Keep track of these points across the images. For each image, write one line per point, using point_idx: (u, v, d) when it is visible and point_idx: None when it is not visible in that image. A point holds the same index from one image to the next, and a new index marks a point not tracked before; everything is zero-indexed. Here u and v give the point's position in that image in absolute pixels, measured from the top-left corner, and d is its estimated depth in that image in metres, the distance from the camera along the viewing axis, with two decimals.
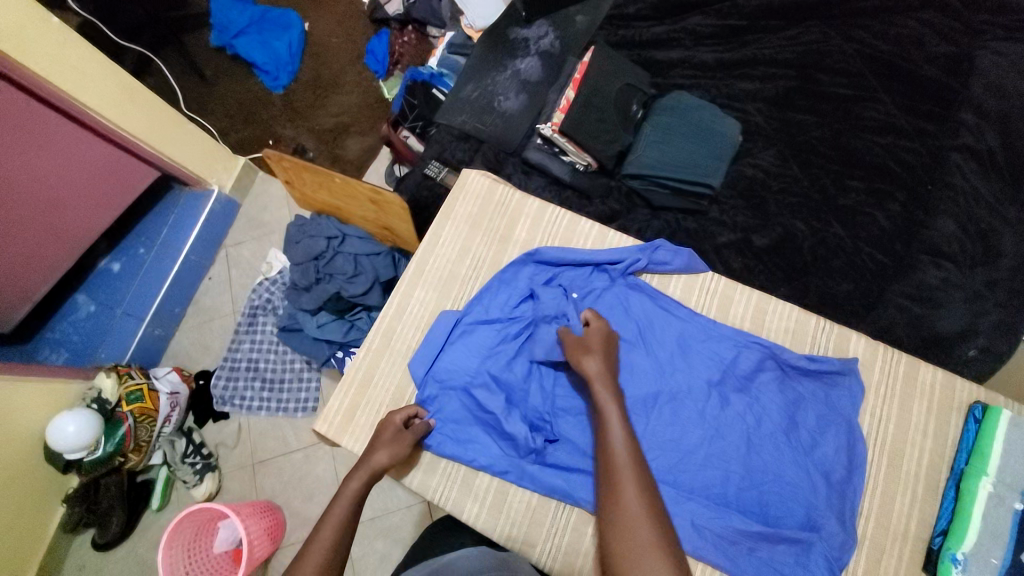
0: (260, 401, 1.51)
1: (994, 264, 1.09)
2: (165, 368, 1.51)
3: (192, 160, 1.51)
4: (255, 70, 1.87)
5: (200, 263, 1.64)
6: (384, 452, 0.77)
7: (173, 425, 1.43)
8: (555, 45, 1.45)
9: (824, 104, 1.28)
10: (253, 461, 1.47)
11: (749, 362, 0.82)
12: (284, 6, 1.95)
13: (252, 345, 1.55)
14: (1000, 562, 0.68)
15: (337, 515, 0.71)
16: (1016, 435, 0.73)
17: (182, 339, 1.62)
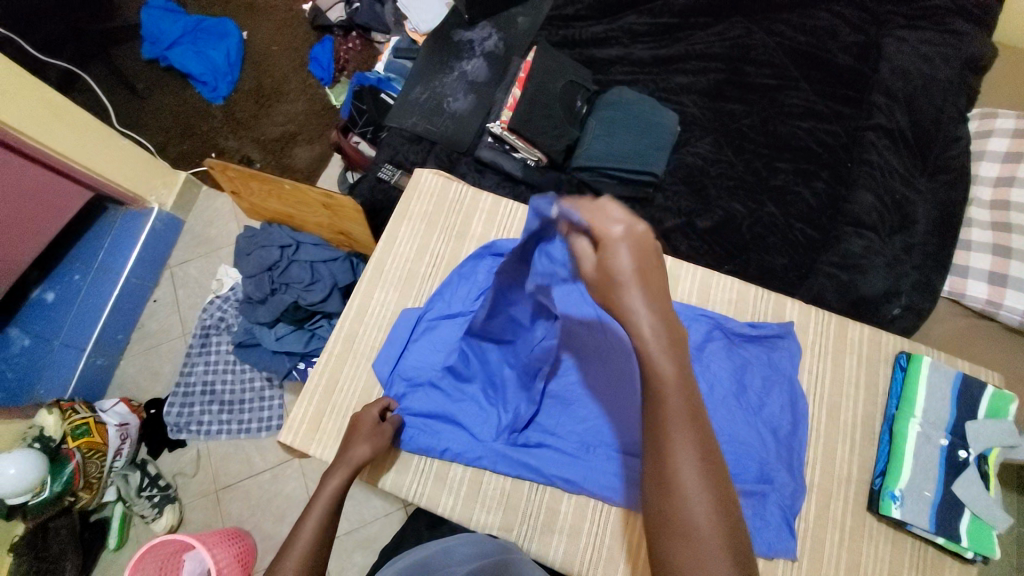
0: (220, 424, 1.46)
1: (910, 230, 1.22)
2: (111, 400, 1.44)
3: (128, 176, 1.45)
4: (192, 81, 1.81)
5: (143, 285, 1.57)
6: (363, 445, 0.76)
7: (125, 458, 1.38)
8: (499, 46, 1.48)
9: (751, 94, 1.39)
10: (215, 488, 1.42)
11: (698, 334, 0.88)
12: (218, 14, 1.90)
13: (207, 365, 1.49)
14: (933, 494, 0.77)
15: (317, 515, 0.69)
16: (936, 378, 0.82)
17: (129, 366, 1.54)
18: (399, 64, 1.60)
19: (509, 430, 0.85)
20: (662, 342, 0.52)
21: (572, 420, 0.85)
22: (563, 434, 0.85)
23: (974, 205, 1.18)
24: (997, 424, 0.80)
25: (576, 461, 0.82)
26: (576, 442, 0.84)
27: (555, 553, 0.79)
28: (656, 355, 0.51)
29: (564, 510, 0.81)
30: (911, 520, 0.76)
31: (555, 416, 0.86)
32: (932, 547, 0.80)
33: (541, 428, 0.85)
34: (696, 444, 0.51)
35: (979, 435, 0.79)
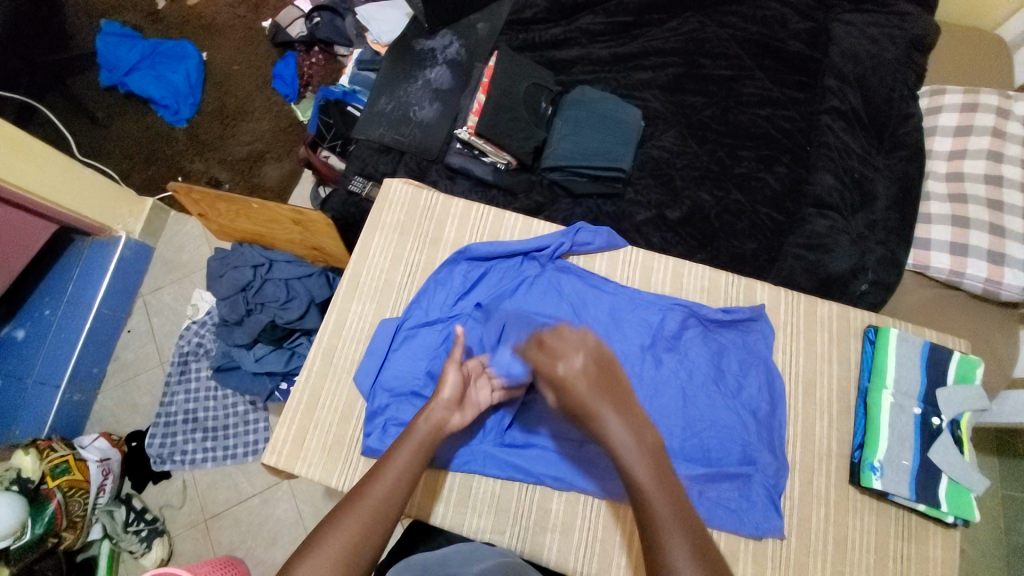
0: (205, 452, 1.43)
1: (871, 207, 1.26)
2: (90, 436, 1.40)
3: (94, 207, 1.42)
4: (153, 105, 1.77)
5: (116, 316, 1.53)
6: (444, 397, 0.78)
7: (109, 494, 1.34)
8: (461, 53, 1.49)
9: (709, 85, 1.42)
10: (204, 517, 1.39)
11: (673, 323, 0.90)
12: (175, 35, 1.86)
13: (186, 394, 1.45)
14: (911, 462, 0.80)
15: (401, 459, 0.71)
16: (904, 349, 0.85)
17: (108, 400, 1.50)
18: (363, 76, 1.59)
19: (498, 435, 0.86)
20: (632, 441, 0.69)
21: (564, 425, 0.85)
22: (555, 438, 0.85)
23: (931, 179, 1.25)
24: (966, 389, 0.83)
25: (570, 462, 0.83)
26: (569, 447, 0.84)
27: (550, 552, 0.80)
28: (630, 461, 0.68)
29: (555, 507, 0.82)
30: (891, 489, 0.78)
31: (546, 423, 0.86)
32: (914, 514, 0.83)
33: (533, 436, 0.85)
34: (684, 535, 0.63)
35: (950, 401, 0.82)
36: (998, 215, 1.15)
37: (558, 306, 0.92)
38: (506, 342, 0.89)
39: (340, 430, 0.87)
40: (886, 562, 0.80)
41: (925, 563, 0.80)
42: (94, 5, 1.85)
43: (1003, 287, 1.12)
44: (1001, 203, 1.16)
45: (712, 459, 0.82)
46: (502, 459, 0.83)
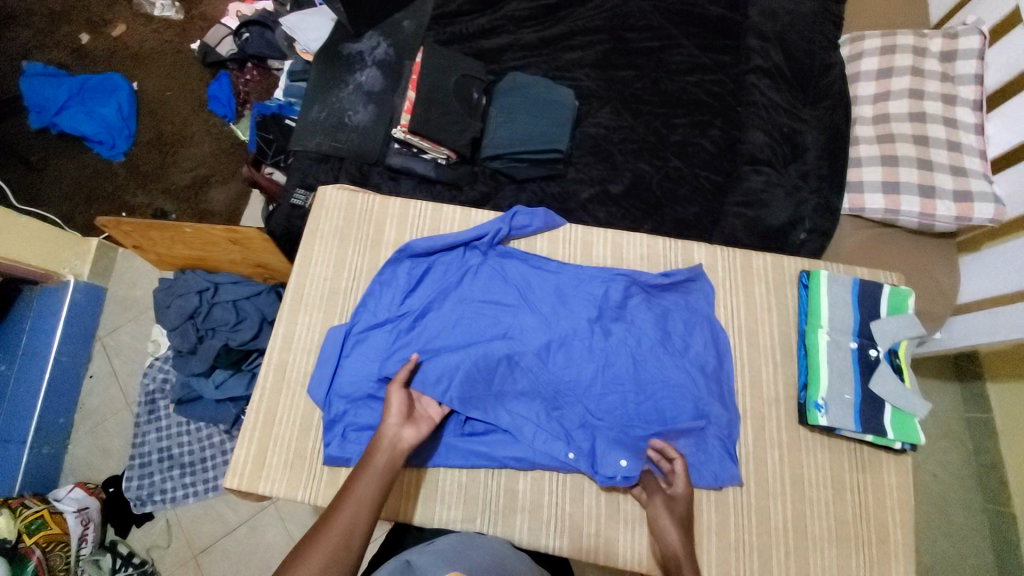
0: (185, 488, 1.37)
1: (802, 159, 1.30)
2: (64, 487, 1.36)
3: (36, 254, 1.37)
4: (88, 143, 1.71)
5: (76, 362, 1.49)
6: (393, 418, 0.78)
7: (93, 543, 1.32)
8: (389, 52, 1.47)
9: (638, 58, 1.44)
10: (193, 553, 1.36)
11: (617, 293, 0.92)
12: (103, 68, 1.80)
13: (158, 433, 1.39)
14: (852, 396, 0.83)
15: (365, 486, 0.71)
16: (837, 289, 0.89)
17: (79, 450, 1.45)
18: (297, 86, 1.57)
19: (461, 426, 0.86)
20: None
21: (529, 408, 0.86)
22: (518, 423, 0.85)
23: (858, 123, 1.28)
24: (899, 318, 0.86)
25: (545, 442, 0.83)
26: (538, 430, 0.84)
27: (521, 532, 0.81)
28: None
29: (522, 488, 0.83)
30: (837, 424, 0.81)
31: (512, 410, 0.86)
32: (866, 446, 0.86)
33: (500, 424, 0.85)
34: None
35: (884, 331, 0.85)
36: (924, 151, 1.18)
37: (504, 291, 0.93)
38: (459, 344, 0.89)
39: (301, 442, 0.86)
40: (844, 494, 0.83)
41: (881, 490, 0.84)
42: (12, 46, 1.79)
43: (937, 219, 1.15)
44: (926, 138, 1.19)
45: (665, 418, 0.85)
46: (471, 449, 0.84)
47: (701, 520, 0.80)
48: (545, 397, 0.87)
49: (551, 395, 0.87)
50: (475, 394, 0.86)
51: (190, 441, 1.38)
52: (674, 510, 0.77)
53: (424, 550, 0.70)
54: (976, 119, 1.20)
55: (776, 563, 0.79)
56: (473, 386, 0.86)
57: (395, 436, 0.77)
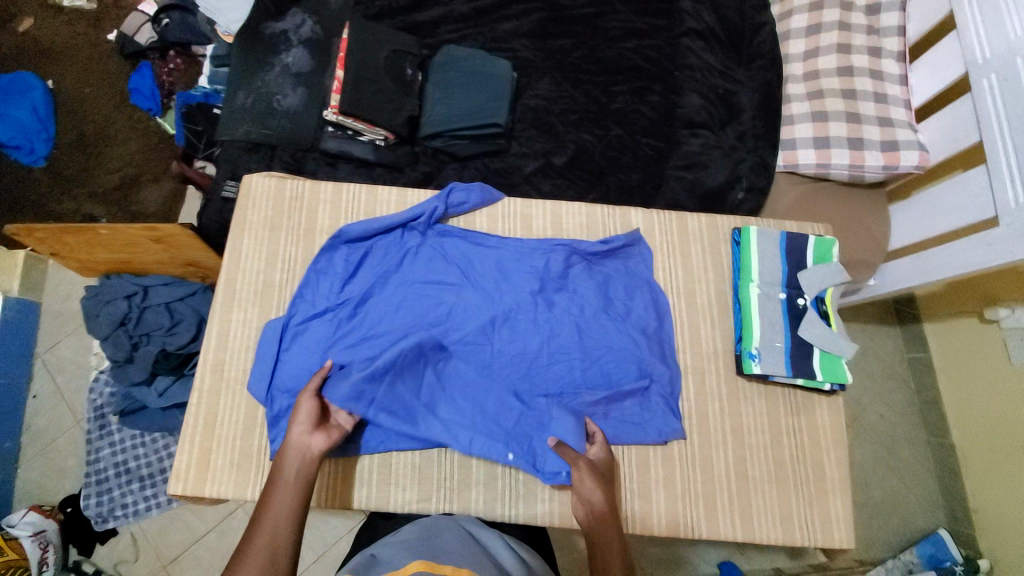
0: (148, 500, 1.28)
1: (739, 119, 1.32)
2: (18, 512, 1.24)
3: None
4: (2, 149, 1.53)
5: (14, 383, 1.34)
6: (298, 425, 0.77)
7: (54, 565, 1.23)
8: (317, 31, 1.39)
9: (574, 26, 1.42)
10: (163, 564, 1.27)
11: (558, 264, 0.94)
12: (9, 67, 1.61)
13: (113, 447, 1.28)
14: (782, 342, 0.91)
15: (280, 501, 0.70)
16: (764, 243, 0.95)
17: (33, 472, 1.32)
18: (222, 72, 1.47)
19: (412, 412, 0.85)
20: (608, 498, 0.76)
21: (475, 387, 0.88)
22: (464, 405, 0.87)
23: (790, 82, 1.30)
24: (824, 267, 0.94)
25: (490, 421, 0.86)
26: (484, 409, 0.87)
27: (476, 504, 0.84)
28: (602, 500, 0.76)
29: (475, 463, 0.86)
30: (770, 370, 0.89)
31: (456, 393, 0.88)
32: (800, 390, 0.93)
33: (445, 407, 0.87)
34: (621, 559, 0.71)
35: (811, 281, 0.93)
36: (852, 105, 1.20)
37: (445, 270, 0.93)
38: (401, 328, 0.88)
39: (246, 444, 0.86)
40: (780, 437, 0.90)
41: (815, 430, 0.91)
42: None
43: (866, 169, 1.17)
44: (853, 91, 1.21)
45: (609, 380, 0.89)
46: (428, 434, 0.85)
47: (651, 473, 0.86)
48: (492, 376, 0.89)
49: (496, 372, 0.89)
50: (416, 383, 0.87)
51: (149, 450, 1.28)
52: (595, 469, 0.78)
53: (388, 542, 0.74)
54: (900, 70, 1.22)
55: (721, 507, 0.86)
56: (419, 372, 0.87)
57: (302, 444, 0.76)
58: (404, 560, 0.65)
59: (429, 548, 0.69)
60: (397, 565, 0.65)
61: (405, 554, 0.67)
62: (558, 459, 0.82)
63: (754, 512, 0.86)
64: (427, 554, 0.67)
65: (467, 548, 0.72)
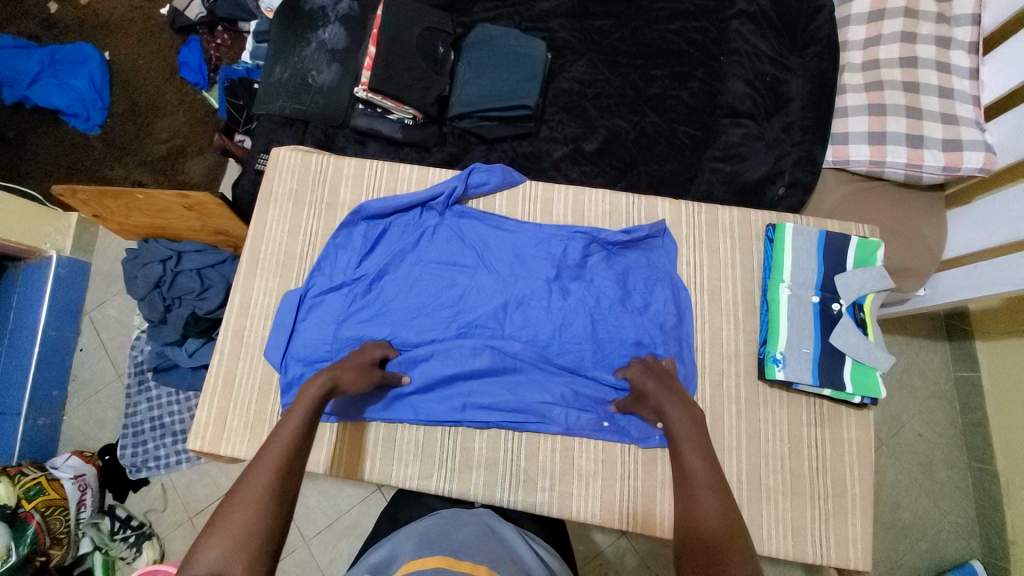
0: (178, 454, 1.34)
1: (786, 109, 1.24)
2: (62, 456, 1.32)
3: (13, 229, 1.30)
4: (63, 116, 1.61)
5: (64, 336, 1.44)
6: (351, 368, 0.79)
7: (92, 508, 1.28)
8: (354, 6, 1.36)
9: (616, 6, 1.36)
10: (189, 516, 1.33)
11: (576, 252, 0.93)
12: (72, 39, 1.67)
13: (149, 402, 1.35)
14: (811, 349, 0.86)
15: (297, 420, 0.70)
16: (799, 241, 0.90)
17: (74, 421, 1.41)
18: (264, 47, 1.49)
19: (464, 399, 0.87)
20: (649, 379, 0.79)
21: (518, 373, 0.88)
22: (517, 387, 0.87)
23: (847, 71, 1.20)
24: (865, 271, 0.89)
25: (556, 400, 0.87)
26: (539, 390, 0.87)
27: (476, 487, 0.85)
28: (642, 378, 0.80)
29: (478, 446, 0.86)
30: (794, 377, 0.84)
31: (502, 380, 0.88)
32: (826, 401, 0.88)
33: (495, 393, 0.87)
34: (682, 407, 0.74)
35: (848, 286, 0.88)
36: (913, 98, 1.10)
37: (461, 252, 0.94)
38: (416, 307, 0.90)
39: (259, 409, 0.88)
40: (801, 448, 0.86)
41: (840, 444, 0.86)
42: None
43: (923, 170, 1.09)
44: (916, 85, 1.11)
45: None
46: (475, 418, 0.86)
47: (656, 473, 0.84)
48: (534, 361, 0.88)
49: (538, 356, 0.88)
50: (449, 373, 0.87)
51: (180, 408, 1.34)
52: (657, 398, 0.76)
53: (406, 532, 0.75)
54: (970, 63, 1.11)
55: None
56: (435, 354, 0.88)
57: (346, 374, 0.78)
58: (427, 555, 0.65)
59: (447, 546, 0.68)
60: (424, 556, 0.65)
61: (425, 552, 0.66)
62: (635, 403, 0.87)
63: (764, 524, 0.83)
64: (447, 550, 0.66)
65: (484, 545, 0.70)
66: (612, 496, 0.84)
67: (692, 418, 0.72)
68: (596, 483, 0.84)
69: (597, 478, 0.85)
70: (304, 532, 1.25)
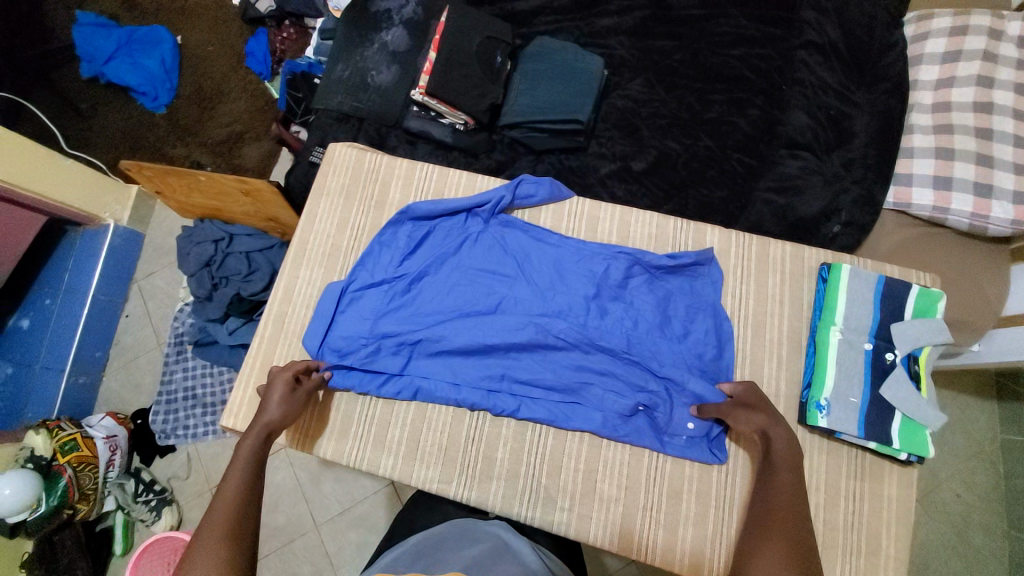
0: (206, 426, 1.38)
1: (848, 145, 1.20)
2: (97, 415, 1.38)
3: (78, 196, 1.38)
4: (133, 93, 1.70)
5: (113, 302, 1.50)
6: (274, 413, 0.78)
7: (119, 468, 1.33)
8: (419, 11, 1.40)
9: (678, 28, 1.35)
10: (209, 487, 1.37)
11: (618, 272, 0.92)
12: (150, 22, 1.76)
13: (185, 373, 1.39)
14: (858, 399, 0.82)
15: (241, 466, 0.72)
16: (855, 284, 0.87)
17: (114, 383, 1.48)
18: (328, 44, 1.54)
19: (502, 373, 0.88)
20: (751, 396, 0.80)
21: (559, 351, 0.89)
22: (556, 365, 0.88)
23: (915, 111, 1.15)
24: (925, 323, 0.84)
25: (593, 381, 0.87)
26: (576, 371, 0.88)
27: (495, 498, 0.84)
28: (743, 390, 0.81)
29: (500, 456, 0.86)
30: (838, 426, 0.81)
31: (540, 356, 0.89)
32: (868, 453, 0.84)
33: (533, 368, 0.88)
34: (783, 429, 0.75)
35: (904, 335, 0.84)
36: (985, 145, 1.05)
37: (502, 260, 0.94)
38: (451, 312, 0.91)
39: None
40: (836, 499, 0.82)
41: (879, 500, 0.82)
42: None
43: (990, 221, 1.03)
44: (989, 131, 1.06)
45: (676, 390, 0.86)
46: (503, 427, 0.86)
47: (680, 508, 0.82)
48: (577, 340, 0.88)
49: (580, 336, 0.88)
50: (490, 343, 0.88)
51: (212, 382, 1.38)
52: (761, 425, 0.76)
53: (421, 538, 0.75)
54: None
55: None
56: (466, 358, 0.89)
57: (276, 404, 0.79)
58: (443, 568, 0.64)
59: (460, 561, 0.67)
60: (446, 568, 0.65)
61: (437, 567, 0.66)
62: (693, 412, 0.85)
63: None
64: (461, 565, 0.65)
65: (498, 563, 0.68)
66: (632, 524, 0.82)
67: (794, 457, 0.73)
68: (616, 509, 0.83)
69: (617, 504, 0.83)
70: (316, 518, 1.27)
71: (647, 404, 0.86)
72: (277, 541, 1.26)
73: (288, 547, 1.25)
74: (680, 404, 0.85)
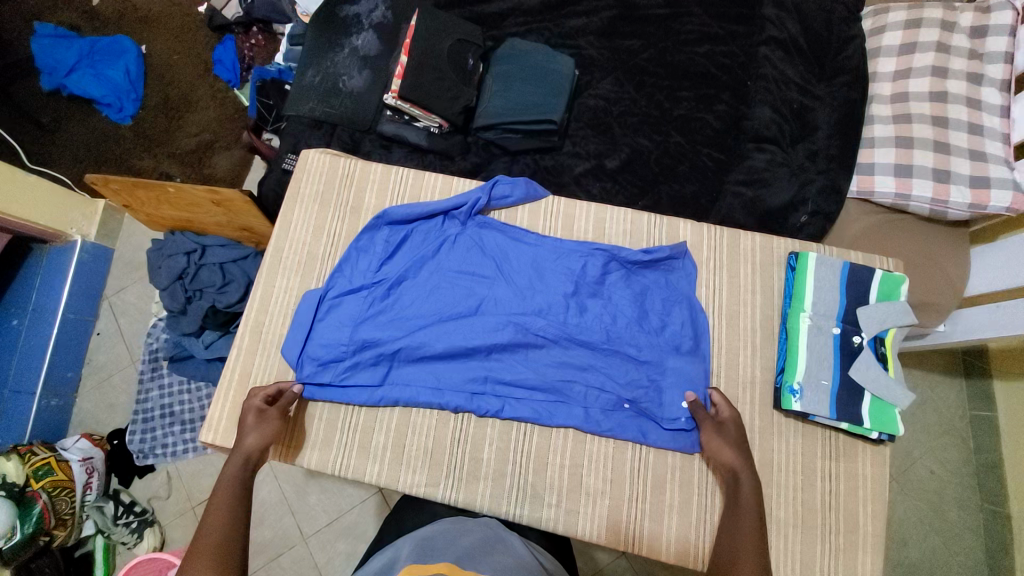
0: (185, 443, 1.35)
1: (812, 137, 1.23)
2: (71, 437, 1.34)
3: (43, 214, 1.33)
4: (97, 105, 1.65)
5: (83, 320, 1.46)
6: (254, 435, 0.80)
7: (97, 491, 1.29)
8: (388, 15, 1.39)
9: (645, 27, 1.38)
10: (191, 505, 1.34)
11: (595, 268, 0.94)
12: (112, 31, 1.72)
13: (161, 390, 1.36)
14: (830, 382, 0.85)
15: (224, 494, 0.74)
16: (822, 271, 0.90)
17: (87, 404, 1.43)
18: (297, 50, 1.52)
19: (485, 374, 0.88)
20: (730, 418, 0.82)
21: (541, 350, 0.90)
22: (538, 364, 0.89)
23: (874, 102, 1.19)
24: (889, 305, 0.88)
25: (576, 378, 0.88)
26: (558, 369, 0.89)
27: (483, 498, 0.85)
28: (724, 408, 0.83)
29: (486, 456, 0.86)
30: (811, 409, 0.84)
31: (522, 356, 0.89)
32: (843, 435, 0.87)
33: (515, 368, 0.89)
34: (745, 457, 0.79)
35: (871, 319, 0.87)
36: (942, 133, 1.09)
37: (481, 261, 0.94)
38: (431, 315, 0.91)
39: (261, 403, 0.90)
40: (814, 481, 0.85)
41: (854, 479, 0.85)
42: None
43: (949, 206, 1.07)
44: (945, 119, 1.10)
45: (655, 380, 0.88)
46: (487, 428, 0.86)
47: (665, 498, 0.84)
48: (557, 338, 0.89)
49: (561, 334, 0.89)
50: (471, 345, 0.88)
51: (190, 397, 1.36)
52: (726, 434, 0.81)
53: (409, 536, 0.75)
54: (1001, 101, 1.10)
55: None
56: (449, 360, 0.89)
57: (254, 431, 0.81)
58: (434, 560, 0.65)
59: (451, 554, 0.68)
60: (438, 558, 0.66)
61: (428, 558, 0.66)
62: (676, 407, 0.86)
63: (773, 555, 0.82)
64: (452, 557, 0.66)
65: (488, 553, 0.70)
66: (619, 516, 0.83)
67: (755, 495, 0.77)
68: (602, 502, 0.84)
69: (604, 497, 0.84)
70: (303, 530, 1.26)
71: (628, 397, 0.87)
72: (264, 556, 1.24)
73: (276, 561, 1.23)
74: (660, 396, 0.87)
